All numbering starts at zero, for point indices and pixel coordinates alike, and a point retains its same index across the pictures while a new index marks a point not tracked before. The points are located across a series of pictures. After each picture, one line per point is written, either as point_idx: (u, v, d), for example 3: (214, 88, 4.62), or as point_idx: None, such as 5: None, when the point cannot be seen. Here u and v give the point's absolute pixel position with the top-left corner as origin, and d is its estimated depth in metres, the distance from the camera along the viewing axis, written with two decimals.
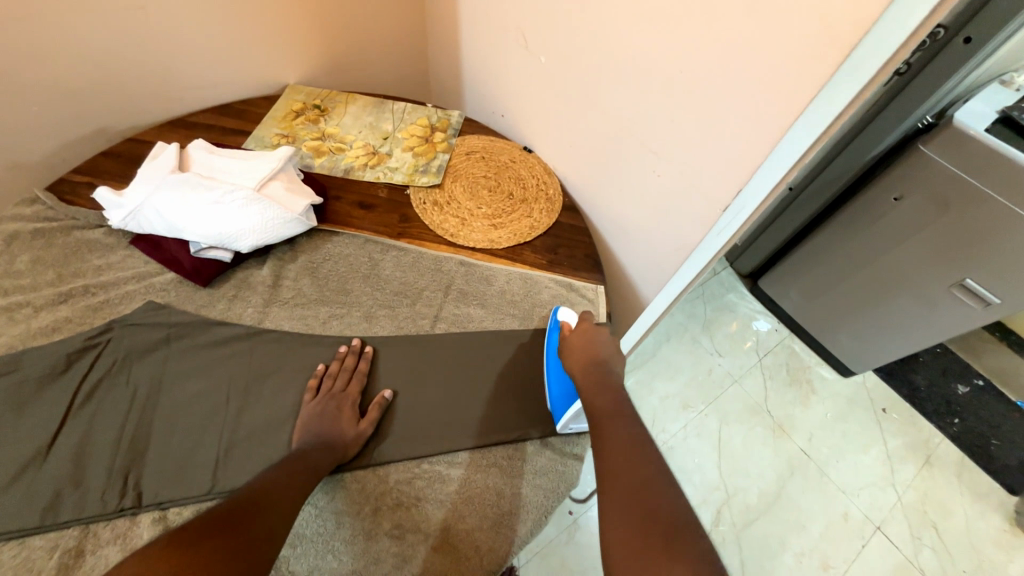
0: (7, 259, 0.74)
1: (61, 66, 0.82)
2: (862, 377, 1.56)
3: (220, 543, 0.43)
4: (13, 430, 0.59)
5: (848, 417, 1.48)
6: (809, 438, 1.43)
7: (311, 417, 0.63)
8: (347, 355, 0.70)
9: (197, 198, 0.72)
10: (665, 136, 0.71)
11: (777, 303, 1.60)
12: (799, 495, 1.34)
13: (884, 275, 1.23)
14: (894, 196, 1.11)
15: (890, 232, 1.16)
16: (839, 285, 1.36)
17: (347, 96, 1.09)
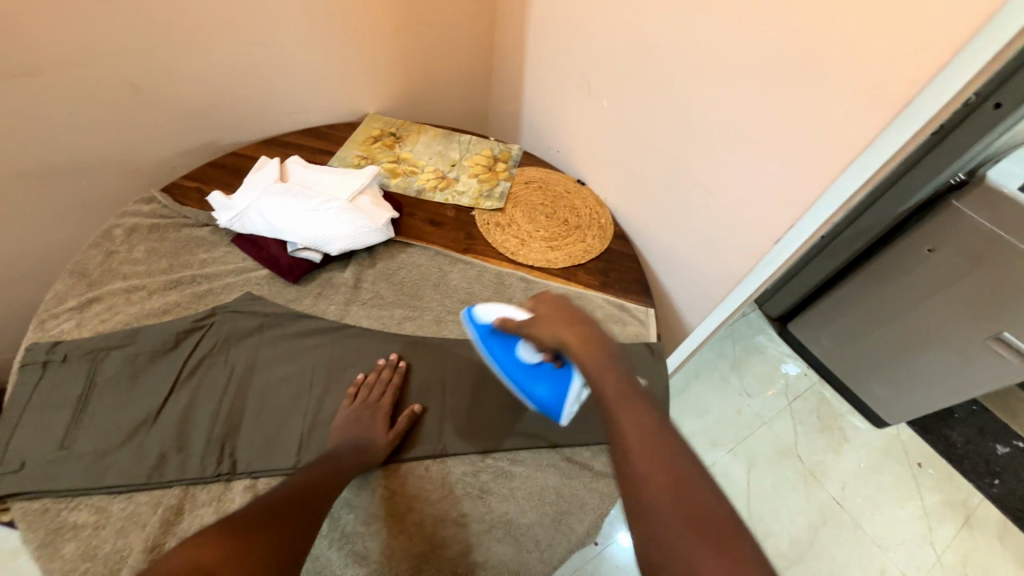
0: (127, 247, 0.83)
1: (190, 88, 0.96)
2: (895, 428, 1.54)
3: (266, 533, 0.48)
4: (128, 395, 0.66)
5: (882, 468, 1.46)
6: (842, 486, 1.41)
7: (346, 423, 0.66)
8: (383, 368, 0.73)
9: (299, 205, 0.82)
10: (719, 174, 0.79)
11: (806, 346, 1.61)
12: (831, 544, 1.31)
13: (919, 325, 1.25)
14: (927, 247, 1.16)
15: (923, 281, 1.20)
16: (872, 332, 1.38)
17: (419, 126, 1.21)
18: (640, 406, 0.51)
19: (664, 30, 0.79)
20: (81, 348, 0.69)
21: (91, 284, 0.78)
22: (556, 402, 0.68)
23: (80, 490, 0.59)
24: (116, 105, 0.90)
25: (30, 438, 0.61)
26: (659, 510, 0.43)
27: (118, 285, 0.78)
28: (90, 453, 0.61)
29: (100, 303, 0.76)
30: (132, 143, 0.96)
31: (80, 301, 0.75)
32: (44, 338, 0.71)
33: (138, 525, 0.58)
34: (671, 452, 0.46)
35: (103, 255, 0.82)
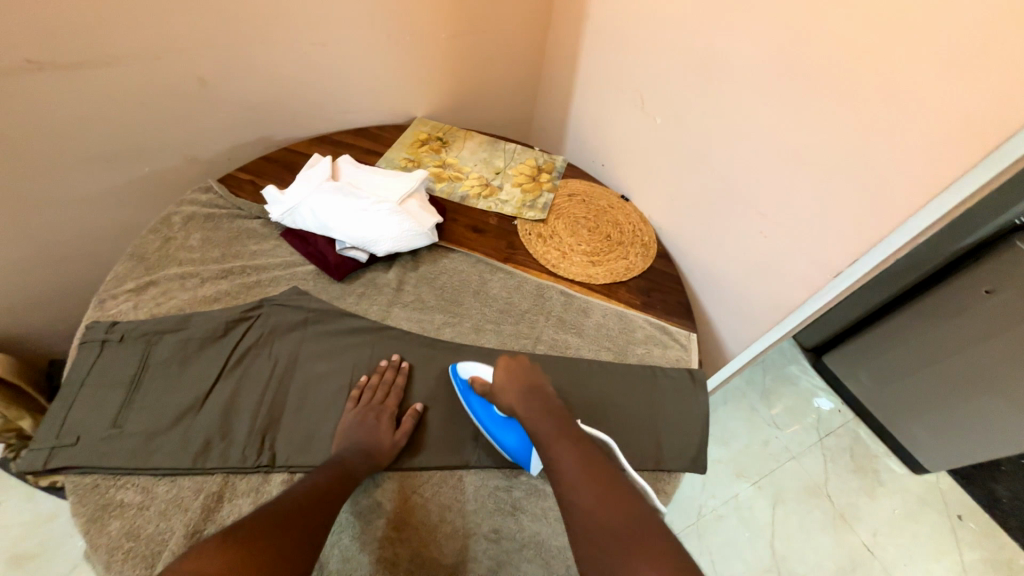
0: (184, 235, 0.86)
1: (252, 84, 0.99)
2: (935, 476, 1.46)
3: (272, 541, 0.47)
4: (178, 379, 0.68)
5: (919, 518, 1.38)
6: (874, 532, 1.34)
7: (351, 425, 0.66)
8: (386, 368, 0.73)
9: (350, 205, 0.83)
10: (777, 200, 0.76)
11: (842, 381, 1.55)
12: None
13: (970, 369, 1.18)
14: (985, 288, 1.10)
15: (978, 324, 1.13)
16: (916, 374, 1.31)
17: (465, 132, 1.22)
18: (571, 440, 0.60)
19: (729, 52, 0.77)
20: (137, 329, 0.71)
21: (148, 268, 0.81)
22: (525, 452, 0.67)
23: (129, 469, 0.60)
24: (184, 97, 0.94)
25: (86, 414, 0.64)
26: (588, 535, 0.50)
27: (174, 270, 0.81)
28: (140, 434, 0.63)
29: (156, 287, 0.78)
30: (194, 134, 0.99)
31: (138, 284, 0.78)
32: (103, 317, 0.74)
33: (179, 509, 0.59)
34: (598, 477, 0.55)
35: (161, 241, 0.85)
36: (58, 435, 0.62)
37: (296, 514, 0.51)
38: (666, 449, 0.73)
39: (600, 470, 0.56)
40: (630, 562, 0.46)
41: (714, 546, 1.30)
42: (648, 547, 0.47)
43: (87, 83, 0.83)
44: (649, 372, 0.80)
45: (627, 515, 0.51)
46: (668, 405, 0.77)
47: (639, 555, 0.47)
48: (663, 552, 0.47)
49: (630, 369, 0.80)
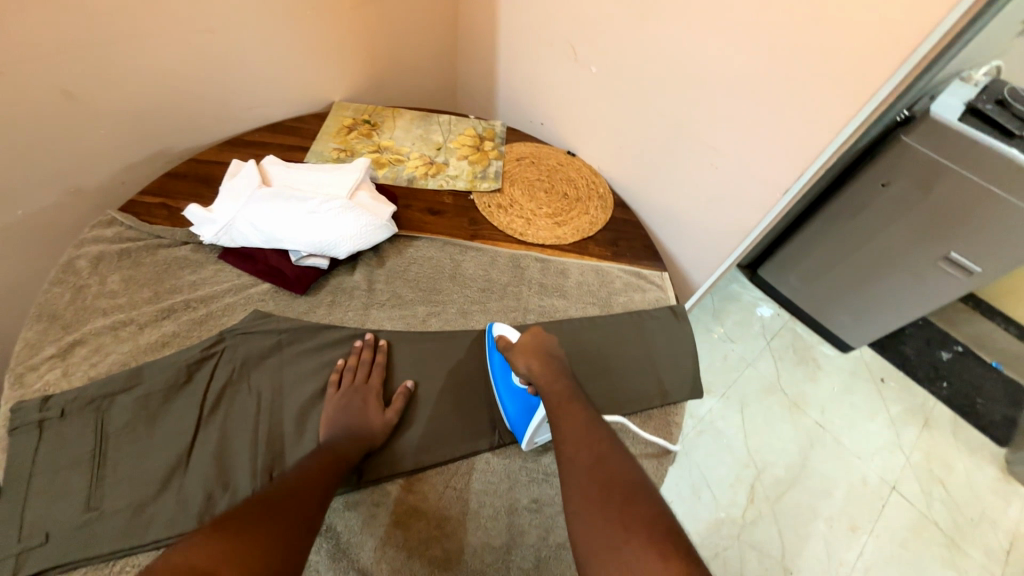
0: (98, 280, 0.74)
1: (131, 90, 0.84)
2: (859, 351, 1.70)
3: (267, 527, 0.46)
4: (149, 440, 0.59)
5: (854, 388, 1.61)
6: (822, 410, 1.55)
7: (336, 410, 0.63)
8: (362, 348, 0.71)
9: (294, 209, 0.75)
10: (721, 131, 0.80)
11: (778, 289, 1.73)
12: (820, 463, 1.45)
13: (878, 256, 1.36)
14: (882, 181, 1.24)
15: (879, 215, 1.29)
16: (835, 269, 1.50)
17: (392, 110, 1.14)
18: (580, 405, 0.62)
19: None
20: (79, 399, 0.61)
21: (67, 326, 0.69)
22: (523, 424, 0.67)
23: (124, 551, 0.53)
24: (49, 118, 0.77)
25: (47, 507, 0.54)
26: (578, 492, 0.53)
27: (101, 323, 0.69)
28: (124, 510, 0.55)
29: (84, 346, 0.67)
30: (73, 160, 0.84)
31: (61, 347, 0.66)
32: (27, 395, 0.62)
33: None
34: (600, 439, 0.57)
35: (71, 292, 0.72)
36: (20, 539, 0.52)
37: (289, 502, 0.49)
38: (666, 383, 0.77)
39: (601, 436, 0.58)
40: (619, 520, 0.49)
41: (701, 458, 1.44)
42: (639, 509, 0.49)
43: None
44: (635, 317, 0.83)
45: (620, 477, 0.53)
46: (659, 343, 0.81)
47: (628, 513, 0.49)
48: (652, 518, 0.48)
49: (617, 319, 0.83)
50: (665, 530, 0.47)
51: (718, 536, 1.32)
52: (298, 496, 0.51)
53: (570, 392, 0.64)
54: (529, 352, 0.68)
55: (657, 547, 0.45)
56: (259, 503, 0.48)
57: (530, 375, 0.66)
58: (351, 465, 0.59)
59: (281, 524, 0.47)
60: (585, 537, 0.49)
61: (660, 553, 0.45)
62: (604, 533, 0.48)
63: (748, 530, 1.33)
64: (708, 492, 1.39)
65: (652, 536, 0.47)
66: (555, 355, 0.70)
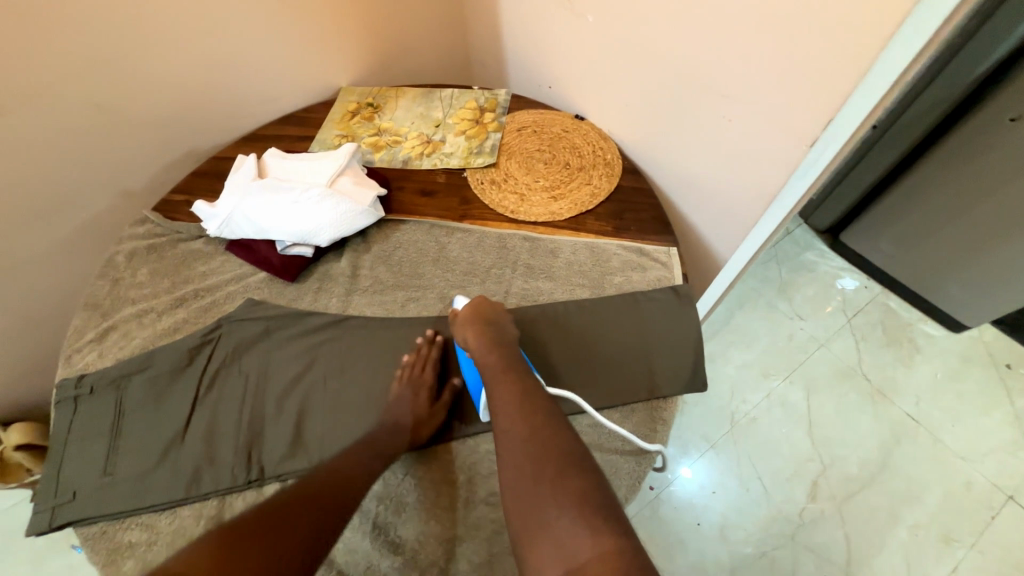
0: (131, 272, 0.84)
1: (148, 96, 0.91)
2: (976, 330, 1.39)
3: (263, 545, 0.46)
4: (156, 416, 0.68)
5: (963, 376, 1.33)
6: (916, 401, 1.30)
7: (398, 401, 0.65)
8: (422, 344, 0.71)
9: (279, 199, 0.78)
10: (734, 74, 0.67)
11: (866, 258, 1.45)
12: (907, 463, 1.23)
13: (1001, 214, 1.07)
14: (1010, 116, 0.96)
15: (1009, 160, 1.01)
16: (942, 231, 1.21)
17: (396, 90, 1.12)
18: (514, 373, 0.60)
19: None
20: (105, 378, 0.71)
21: (104, 313, 0.79)
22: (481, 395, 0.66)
23: (130, 511, 0.62)
24: (89, 129, 0.89)
25: (75, 469, 0.64)
26: (512, 466, 0.51)
27: (129, 311, 0.79)
28: (132, 475, 0.64)
29: (116, 331, 0.77)
30: (116, 164, 0.95)
31: (98, 332, 0.77)
32: (72, 372, 0.73)
33: (184, 538, 0.61)
34: (533, 409, 0.55)
35: (110, 284, 0.83)
36: (55, 494, 0.63)
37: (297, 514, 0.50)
38: (659, 374, 0.69)
39: (534, 404, 0.56)
40: (548, 494, 0.48)
41: (752, 449, 1.29)
42: (569, 482, 0.48)
43: None
44: (630, 299, 0.75)
45: (551, 447, 0.51)
46: (654, 329, 0.72)
47: (560, 487, 0.48)
48: (583, 490, 0.47)
49: (609, 302, 0.75)
50: (595, 501, 0.47)
51: (767, 534, 1.18)
52: (310, 499, 0.52)
53: (508, 360, 0.62)
54: (475, 323, 0.67)
55: (585, 521, 0.45)
56: (264, 511, 0.50)
57: (475, 346, 0.65)
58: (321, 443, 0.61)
59: (274, 541, 0.47)
60: (518, 511, 0.49)
61: (590, 525, 0.45)
62: (535, 509, 0.48)
63: (804, 532, 1.18)
64: (757, 485, 1.24)
65: (583, 510, 0.46)
66: (502, 322, 0.67)
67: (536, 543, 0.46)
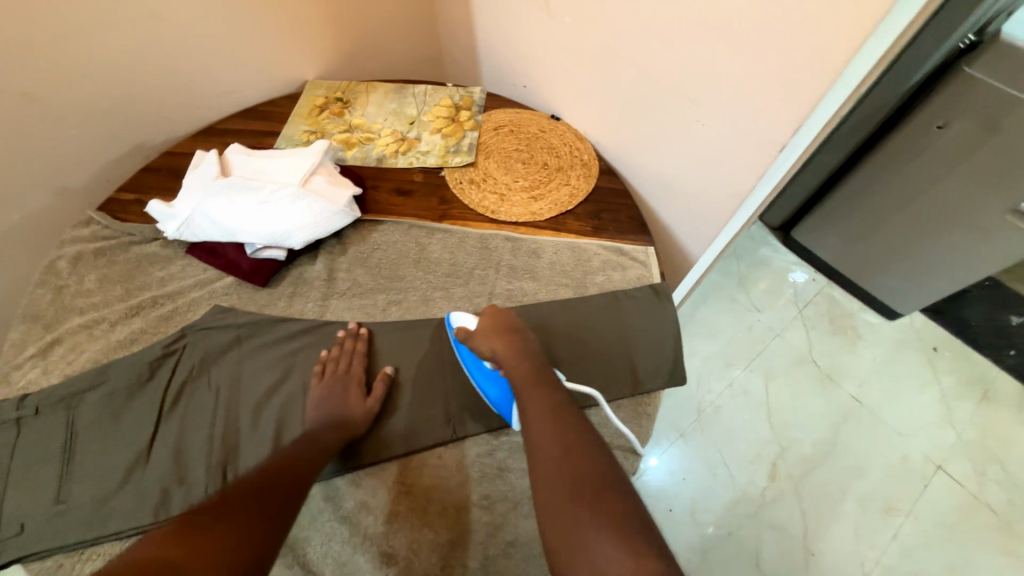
0: (77, 279, 0.77)
1: (88, 85, 0.83)
2: (909, 317, 1.52)
3: (227, 527, 0.44)
4: (114, 436, 0.63)
5: (899, 359, 1.46)
6: (859, 384, 1.42)
7: (321, 399, 0.63)
8: (346, 338, 0.70)
9: (248, 199, 0.74)
10: (705, 82, 0.70)
11: (813, 252, 1.56)
12: (853, 440, 1.34)
13: (930, 212, 1.18)
14: (938, 123, 1.06)
15: (935, 164, 1.11)
16: (880, 228, 1.32)
17: (366, 84, 1.08)
18: (547, 390, 0.59)
19: None
20: (51, 397, 0.64)
21: (47, 326, 0.72)
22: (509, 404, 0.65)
23: (90, 541, 0.57)
24: (18, 120, 0.79)
25: (22, 500, 0.58)
26: (549, 484, 0.50)
27: (76, 322, 0.72)
28: (89, 502, 0.58)
29: (62, 345, 0.70)
30: (53, 161, 0.86)
31: (41, 346, 0.70)
32: (12, 393, 0.67)
33: None
34: (568, 427, 0.55)
35: (52, 293, 0.75)
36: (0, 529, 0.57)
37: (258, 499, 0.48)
38: (642, 369, 0.71)
39: (568, 422, 0.55)
40: (588, 516, 0.46)
41: (718, 436, 1.36)
42: (608, 506, 0.47)
43: None
44: (612, 298, 0.76)
45: (589, 467, 0.50)
46: (636, 326, 0.74)
47: (600, 508, 0.47)
48: (622, 514, 0.46)
49: (591, 301, 0.76)
50: (636, 527, 0.45)
51: (734, 515, 1.25)
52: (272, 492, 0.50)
53: (537, 374, 0.61)
54: (499, 335, 0.65)
55: (627, 547, 0.43)
56: (223, 498, 0.47)
57: (501, 357, 0.63)
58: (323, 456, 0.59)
59: (233, 526, 0.44)
60: (554, 533, 0.47)
61: (631, 552, 0.43)
62: (573, 531, 0.46)
63: (765, 511, 1.26)
64: (723, 470, 1.31)
65: (625, 533, 0.44)
66: (524, 334, 0.66)
67: (575, 567, 0.44)
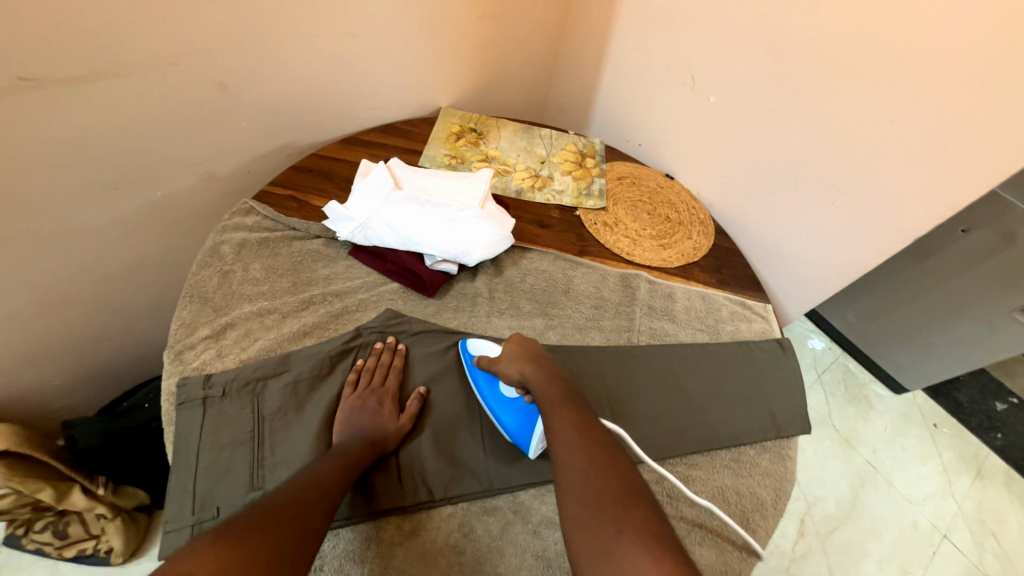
0: (241, 266, 0.77)
1: (271, 86, 0.87)
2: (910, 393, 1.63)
3: (265, 539, 0.46)
4: (299, 428, 0.63)
5: (905, 432, 1.55)
6: (873, 450, 1.50)
7: (352, 411, 0.64)
8: (382, 351, 0.71)
9: (432, 214, 0.79)
10: (849, 172, 0.83)
11: (829, 321, 1.68)
12: (870, 504, 1.40)
13: (943, 302, 1.35)
14: (962, 228, 1.23)
15: (953, 261, 1.28)
16: (896, 309, 1.46)
17: (496, 120, 1.16)
18: (574, 408, 0.62)
19: (806, 24, 0.80)
20: (237, 380, 0.65)
21: (217, 309, 0.72)
22: (526, 434, 0.66)
23: None
24: (203, 107, 0.82)
25: (215, 483, 0.58)
26: (576, 495, 0.52)
27: (247, 309, 0.73)
28: None
29: (234, 330, 0.71)
30: (214, 146, 0.88)
31: (214, 329, 0.70)
32: (186, 371, 0.66)
33: (352, 562, 0.57)
34: (594, 441, 0.57)
35: (219, 276, 0.75)
36: (195, 511, 0.57)
37: (296, 515, 0.49)
38: (780, 417, 0.77)
39: (595, 435, 0.58)
40: (612, 522, 0.48)
41: None
42: (635, 513, 0.48)
43: (97, 97, 0.71)
44: (745, 347, 0.84)
45: (616, 477, 0.52)
46: (768, 377, 0.81)
47: (623, 515, 0.48)
48: (646, 520, 0.48)
49: (728, 347, 0.83)
50: (660, 533, 0.47)
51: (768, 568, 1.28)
52: (304, 510, 0.50)
53: (564, 394, 0.64)
54: (530, 356, 0.69)
55: (651, 551, 0.45)
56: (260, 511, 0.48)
57: (536, 375, 0.66)
58: (363, 468, 0.60)
59: (273, 537, 0.46)
60: (581, 540, 0.49)
61: (652, 553, 0.45)
62: (600, 538, 0.48)
63: (798, 565, 1.29)
64: None
65: (645, 538, 0.46)
66: (549, 360, 0.70)
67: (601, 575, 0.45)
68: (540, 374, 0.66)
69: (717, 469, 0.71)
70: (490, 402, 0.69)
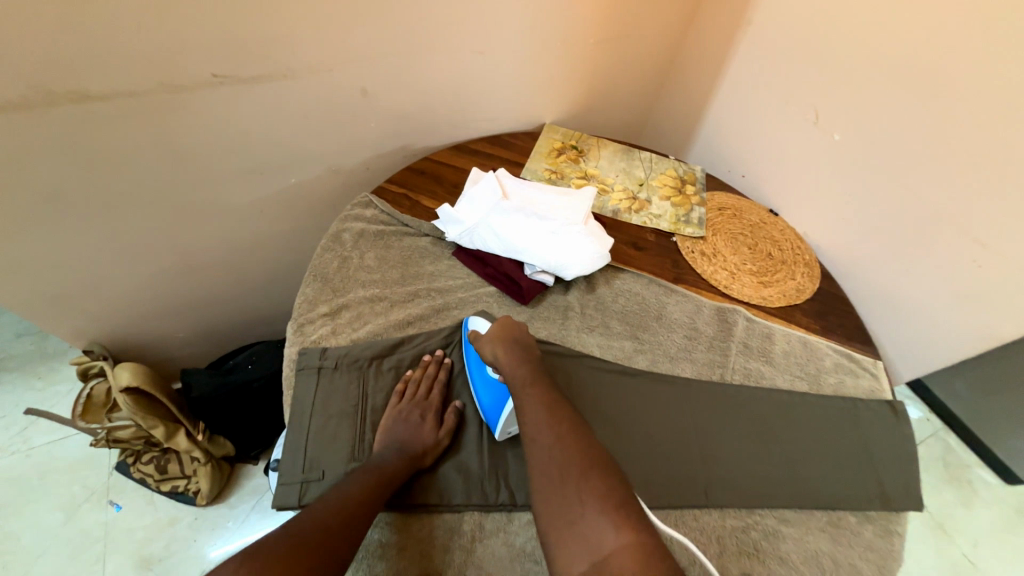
0: (358, 254, 0.84)
1: (403, 95, 0.94)
2: None
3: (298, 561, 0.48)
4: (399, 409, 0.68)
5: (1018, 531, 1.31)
6: (973, 544, 1.28)
7: (395, 421, 0.66)
8: (429, 363, 0.73)
9: (534, 226, 0.82)
10: (1002, 232, 0.75)
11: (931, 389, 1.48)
12: None
13: None
14: None
15: None
16: None
17: (597, 140, 1.17)
18: (543, 386, 0.63)
19: (962, 74, 0.74)
20: (349, 356, 0.71)
21: (335, 291, 0.79)
22: (495, 414, 0.67)
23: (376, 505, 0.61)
24: (344, 110, 0.91)
25: (321, 450, 0.64)
26: (541, 471, 0.55)
27: (360, 293, 0.79)
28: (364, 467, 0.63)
29: (348, 311, 0.77)
30: (345, 144, 0.97)
31: (331, 307, 0.77)
32: (306, 343, 0.73)
33: (436, 549, 0.59)
34: (559, 416, 0.59)
35: (338, 260, 0.83)
36: (304, 470, 0.62)
37: None
38: (886, 487, 0.71)
39: (560, 410, 0.60)
40: (576, 494, 0.52)
41: None
42: (595, 482, 0.52)
43: (265, 96, 0.82)
44: (852, 405, 0.78)
45: (580, 449, 0.55)
46: (878, 440, 0.75)
47: (584, 484, 0.52)
48: (606, 489, 0.52)
49: (830, 400, 0.78)
50: (620, 502, 0.51)
51: None
52: None
53: (535, 374, 0.65)
54: (507, 333, 0.69)
55: (613, 516, 0.50)
56: None
57: (506, 354, 0.66)
58: (398, 481, 0.60)
59: None
60: (547, 512, 0.52)
61: (615, 523, 0.50)
62: (565, 509, 0.51)
63: None
64: None
65: (608, 505, 0.51)
66: (526, 334, 0.71)
67: (568, 544, 0.50)
68: (512, 350, 0.67)
69: (811, 531, 0.66)
70: (475, 374, 0.72)
